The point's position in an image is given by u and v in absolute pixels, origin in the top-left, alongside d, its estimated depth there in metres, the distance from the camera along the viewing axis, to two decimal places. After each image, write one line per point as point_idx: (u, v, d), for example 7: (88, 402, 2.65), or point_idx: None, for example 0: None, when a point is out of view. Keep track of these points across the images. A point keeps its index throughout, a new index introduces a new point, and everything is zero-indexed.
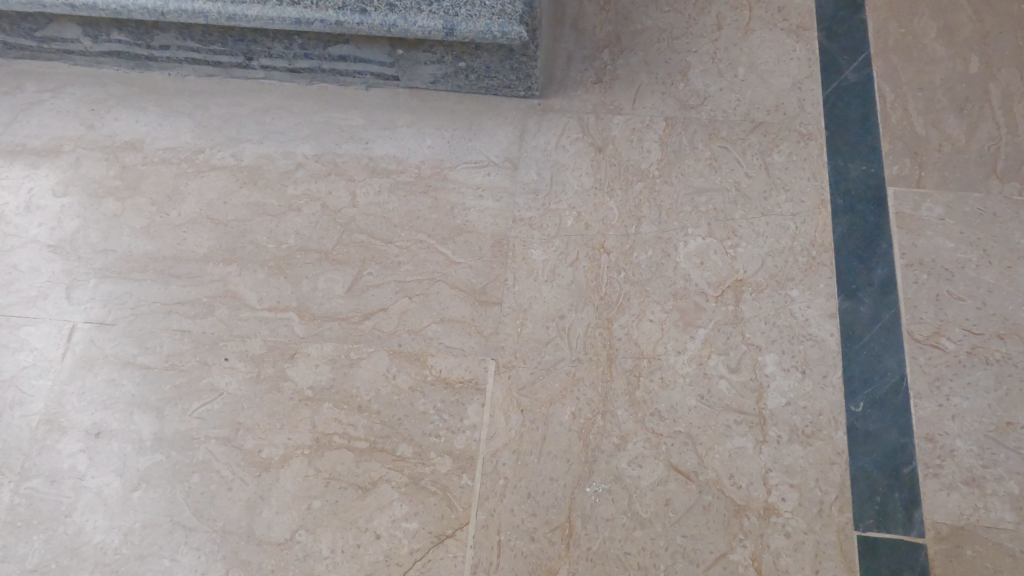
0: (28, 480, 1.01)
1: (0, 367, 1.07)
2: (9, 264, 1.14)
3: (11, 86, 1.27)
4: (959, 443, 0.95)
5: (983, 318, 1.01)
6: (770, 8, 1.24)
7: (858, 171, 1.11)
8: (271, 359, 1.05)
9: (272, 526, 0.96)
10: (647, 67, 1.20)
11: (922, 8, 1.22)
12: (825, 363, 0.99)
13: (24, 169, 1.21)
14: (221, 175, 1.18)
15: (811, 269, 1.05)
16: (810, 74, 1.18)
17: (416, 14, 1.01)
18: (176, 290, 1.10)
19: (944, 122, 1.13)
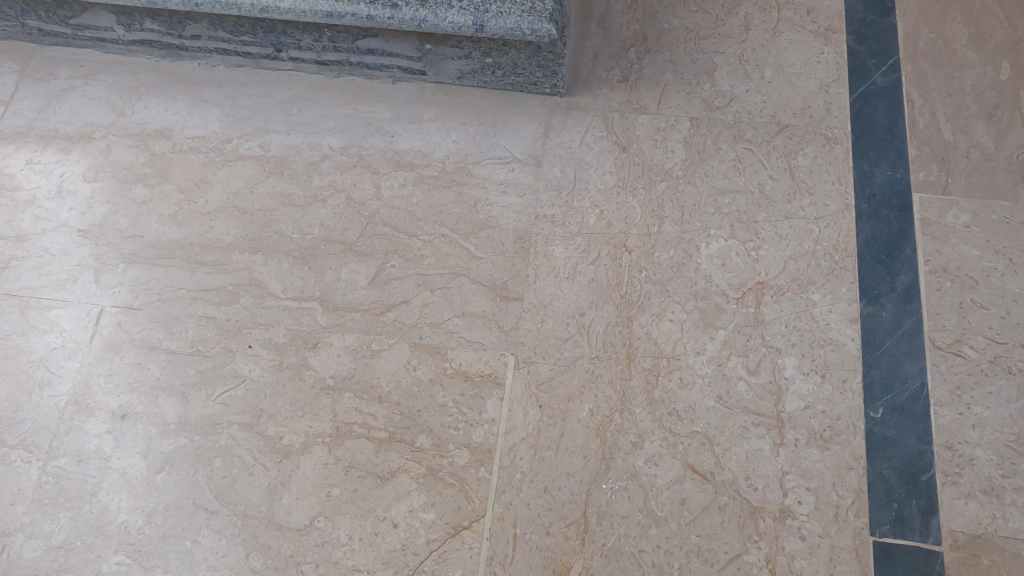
0: (55, 459, 1.03)
1: (30, 348, 1.10)
2: (40, 247, 1.16)
3: (45, 72, 1.29)
4: (978, 452, 0.94)
5: (1006, 328, 1.00)
6: (799, 10, 1.24)
7: (883, 176, 1.10)
8: (294, 348, 1.07)
9: (292, 511, 0.98)
10: (673, 67, 1.20)
11: (953, 13, 1.21)
12: (845, 368, 0.99)
13: (56, 154, 1.23)
14: (248, 165, 1.20)
15: (833, 273, 1.05)
16: (838, 77, 1.18)
17: (446, 10, 1.01)
18: (202, 277, 1.12)
19: (973, 128, 1.12)
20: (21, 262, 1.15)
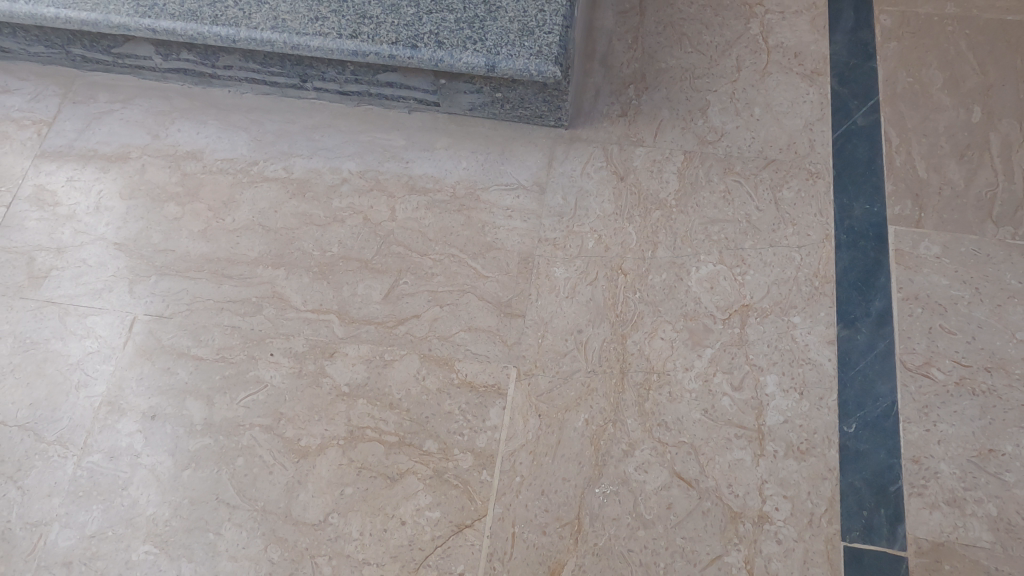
0: (89, 455, 1.11)
1: (68, 352, 1.18)
2: (79, 259, 1.25)
3: (86, 96, 1.39)
4: (943, 466, 1.02)
5: (971, 352, 1.08)
6: (787, 53, 1.33)
7: (861, 210, 1.19)
8: (312, 356, 1.15)
9: (308, 508, 1.06)
10: (669, 103, 1.30)
11: (930, 58, 1.30)
12: (821, 386, 1.07)
13: (95, 173, 1.32)
14: (273, 187, 1.29)
15: (813, 298, 1.13)
16: (821, 116, 1.27)
17: (461, 51, 1.11)
18: (229, 289, 1.21)
19: (945, 166, 1.21)
20: (61, 271, 1.24)
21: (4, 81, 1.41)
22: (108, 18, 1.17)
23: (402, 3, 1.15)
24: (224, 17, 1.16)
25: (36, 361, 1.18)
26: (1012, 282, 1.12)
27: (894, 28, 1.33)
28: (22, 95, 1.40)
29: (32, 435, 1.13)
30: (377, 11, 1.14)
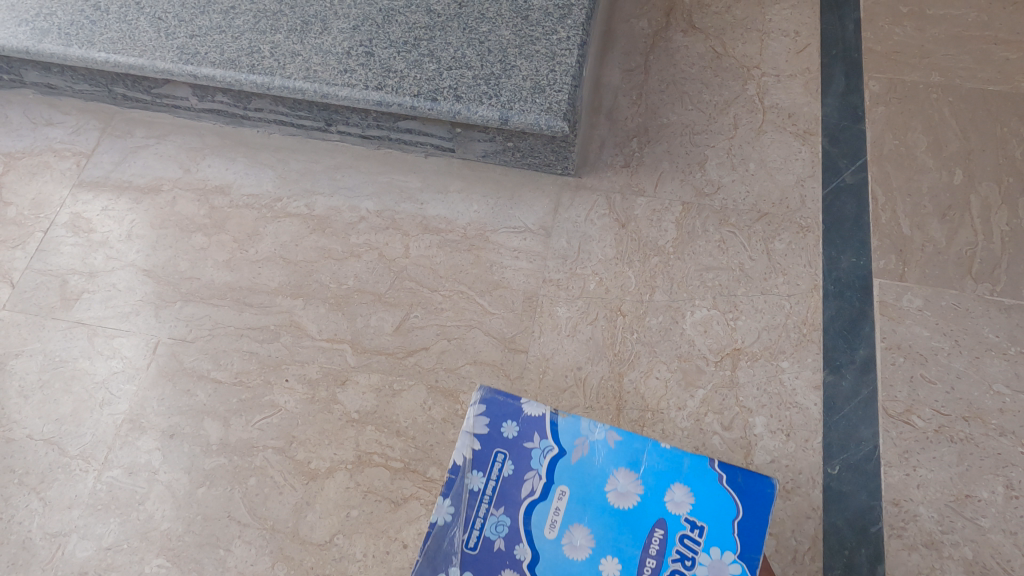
0: (109, 470, 1.17)
1: (95, 371, 1.25)
2: (109, 283, 1.33)
3: (123, 130, 1.48)
4: (921, 509, 1.07)
5: (950, 401, 1.14)
6: (782, 113, 1.42)
7: (849, 262, 1.26)
8: (325, 383, 1.22)
9: (314, 528, 1.11)
10: (669, 157, 1.38)
11: (915, 123, 1.39)
12: (807, 429, 1.13)
13: (128, 203, 1.41)
14: (295, 222, 1.37)
15: (800, 344, 1.20)
16: (813, 173, 1.35)
17: (477, 105, 1.20)
18: (249, 317, 1.28)
19: (928, 225, 1.29)
20: (92, 294, 1.32)
21: (48, 114, 1.50)
22: (153, 64, 1.27)
23: (424, 59, 1.24)
24: (261, 66, 1.25)
25: (64, 378, 1.25)
26: (990, 335, 1.19)
27: (882, 93, 1.42)
28: (64, 128, 1.49)
29: (57, 449, 1.19)
30: (401, 65, 1.24)
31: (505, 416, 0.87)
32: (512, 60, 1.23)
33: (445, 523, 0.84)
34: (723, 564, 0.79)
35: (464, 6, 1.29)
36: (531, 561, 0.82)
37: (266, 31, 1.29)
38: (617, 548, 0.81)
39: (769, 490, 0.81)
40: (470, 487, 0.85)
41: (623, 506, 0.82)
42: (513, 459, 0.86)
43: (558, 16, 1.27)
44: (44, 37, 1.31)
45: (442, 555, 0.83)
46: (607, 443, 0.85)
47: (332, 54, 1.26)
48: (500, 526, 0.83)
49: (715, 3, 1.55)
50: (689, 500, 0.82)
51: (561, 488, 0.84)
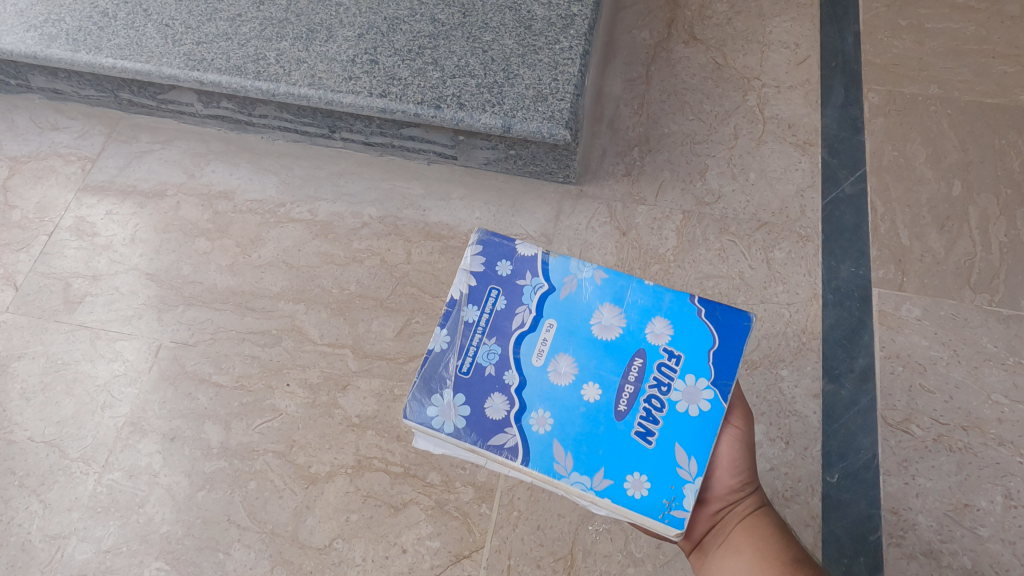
0: (109, 473, 1.18)
1: (96, 374, 1.26)
2: (112, 286, 1.33)
3: (128, 135, 1.49)
4: (920, 518, 1.08)
5: (949, 411, 1.14)
6: (782, 123, 1.43)
7: (848, 272, 1.27)
8: (326, 388, 1.22)
9: (314, 532, 1.12)
10: (670, 166, 1.39)
11: (914, 134, 1.40)
12: (806, 437, 1.14)
13: (133, 207, 1.42)
14: (297, 227, 1.38)
15: (800, 352, 1.20)
16: (812, 183, 1.36)
17: (480, 113, 1.21)
18: (251, 321, 1.29)
19: (927, 235, 1.29)
20: (94, 298, 1.33)
21: (54, 119, 1.52)
22: (160, 70, 1.29)
23: (428, 67, 1.25)
24: (266, 73, 1.27)
25: (65, 380, 1.25)
26: (988, 346, 1.19)
27: (881, 105, 1.43)
28: (69, 132, 1.50)
29: (57, 451, 1.20)
30: (405, 73, 1.25)
31: (501, 256, 0.81)
32: (515, 69, 1.25)
33: (442, 349, 0.77)
34: (696, 390, 0.76)
35: (468, 16, 1.30)
36: (520, 386, 0.76)
37: (272, 38, 1.30)
38: (599, 375, 0.76)
39: (745, 325, 0.78)
40: (464, 320, 0.78)
41: (607, 337, 0.78)
42: (507, 295, 0.79)
43: (561, 26, 1.28)
44: (52, 43, 1.32)
45: (437, 378, 0.76)
46: (593, 282, 0.80)
47: (337, 61, 1.27)
48: (492, 354, 0.77)
49: (717, 14, 1.56)
50: (668, 331, 0.78)
51: (549, 321, 0.78)
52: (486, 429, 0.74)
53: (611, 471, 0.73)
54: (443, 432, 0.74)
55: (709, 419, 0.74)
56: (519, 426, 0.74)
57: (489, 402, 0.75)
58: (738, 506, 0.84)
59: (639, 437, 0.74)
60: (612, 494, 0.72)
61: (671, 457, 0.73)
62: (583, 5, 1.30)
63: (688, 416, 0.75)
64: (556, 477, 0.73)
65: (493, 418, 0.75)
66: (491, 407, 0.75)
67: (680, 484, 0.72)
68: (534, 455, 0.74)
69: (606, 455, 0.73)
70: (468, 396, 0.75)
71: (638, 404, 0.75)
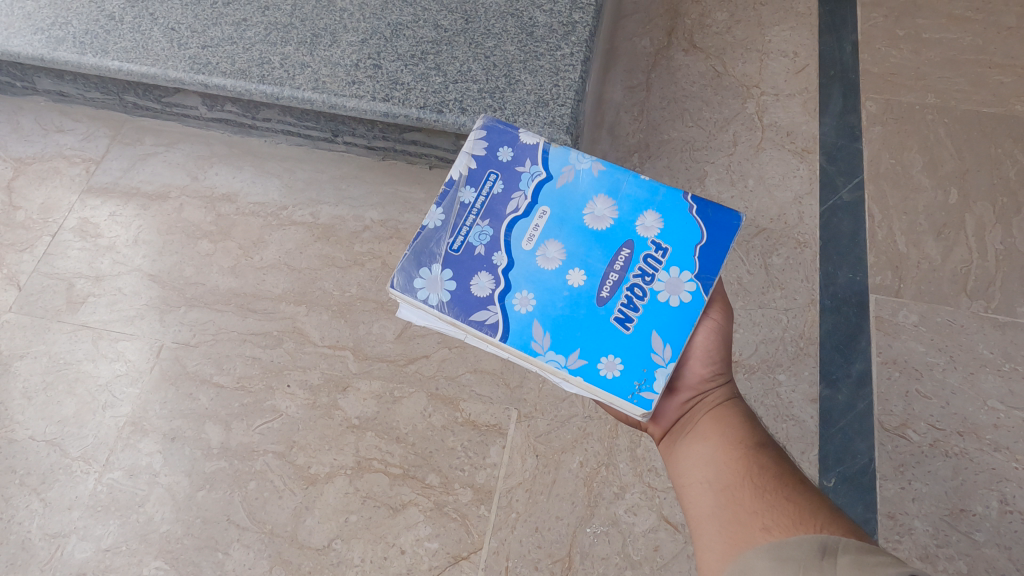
0: (110, 472, 1.18)
1: (98, 374, 1.26)
2: (115, 287, 1.34)
3: (133, 138, 1.51)
4: (916, 522, 1.08)
5: (945, 416, 1.15)
6: (781, 131, 1.44)
7: (845, 278, 1.28)
8: (326, 390, 1.23)
9: (313, 533, 1.12)
10: (669, 172, 1.41)
11: (912, 143, 1.41)
12: (803, 441, 1.15)
13: (136, 209, 1.43)
14: (300, 230, 1.39)
15: (797, 358, 1.22)
16: (810, 191, 1.38)
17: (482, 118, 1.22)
18: (252, 323, 1.30)
19: (924, 242, 1.30)
20: (97, 298, 1.33)
21: (59, 121, 1.53)
22: (165, 73, 1.30)
23: (431, 72, 1.27)
24: (271, 77, 1.28)
25: (67, 380, 1.26)
26: (984, 352, 1.20)
27: (879, 113, 1.45)
28: (74, 134, 1.51)
29: (58, 450, 1.20)
30: (408, 78, 1.26)
31: (504, 142, 0.82)
32: (516, 75, 1.26)
33: (435, 227, 0.78)
34: (679, 282, 0.76)
35: (471, 22, 1.31)
36: (508, 267, 0.77)
37: (277, 43, 1.31)
38: (585, 262, 0.77)
39: (735, 225, 0.78)
40: (461, 201, 0.79)
41: (597, 227, 0.78)
42: (505, 179, 0.80)
43: (562, 33, 1.30)
44: (59, 46, 1.34)
45: (428, 253, 0.77)
46: (590, 173, 0.81)
47: (340, 65, 1.29)
48: (484, 235, 0.78)
49: (716, 22, 1.58)
50: (658, 225, 0.78)
51: (543, 209, 0.79)
52: (470, 304, 0.75)
53: (586, 352, 0.73)
54: (429, 305, 0.75)
55: (689, 310, 0.74)
56: (502, 304, 0.75)
57: (476, 279, 0.76)
58: (708, 393, 0.81)
59: (618, 322, 0.74)
60: (585, 373, 0.73)
61: (647, 344, 0.73)
62: (584, 12, 1.32)
63: (668, 306, 0.75)
64: (531, 354, 0.74)
65: (478, 294, 0.75)
66: (477, 284, 0.76)
67: (653, 367, 0.73)
68: (513, 333, 0.74)
69: (583, 337, 0.74)
70: (456, 272, 0.76)
71: (621, 291, 0.75)
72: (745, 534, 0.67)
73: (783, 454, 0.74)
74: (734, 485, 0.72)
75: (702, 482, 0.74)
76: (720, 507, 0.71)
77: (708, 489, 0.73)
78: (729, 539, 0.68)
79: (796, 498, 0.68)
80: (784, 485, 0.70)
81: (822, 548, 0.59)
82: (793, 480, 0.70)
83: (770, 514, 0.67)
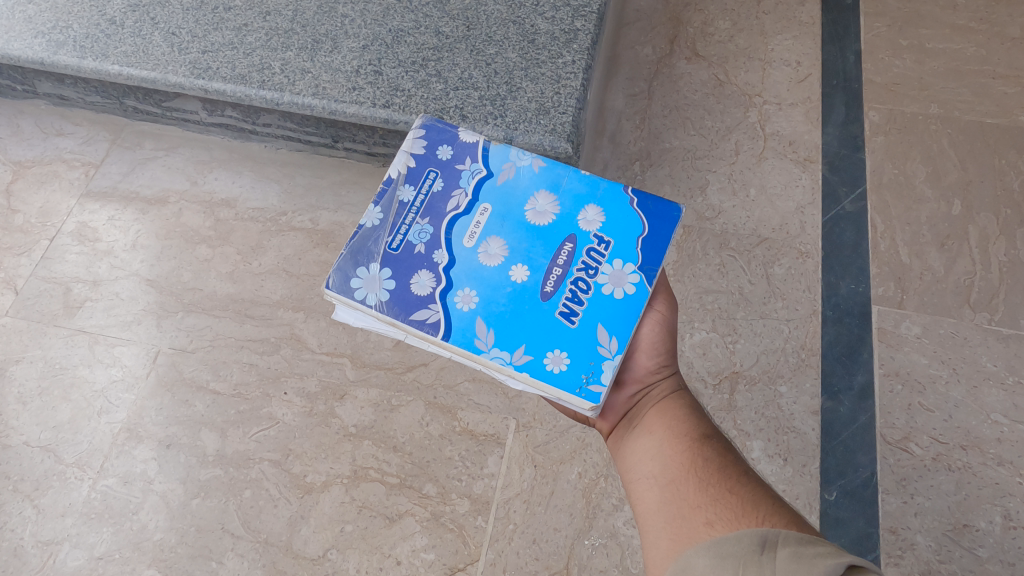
0: (104, 479, 1.17)
1: (94, 379, 1.25)
2: (112, 292, 1.34)
3: (132, 142, 1.50)
4: (919, 537, 1.07)
5: (948, 430, 1.14)
6: (783, 140, 1.43)
7: (847, 289, 1.27)
8: (323, 397, 1.22)
9: (308, 542, 1.11)
10: (671, 180, 1.40)
11: (915, 153, 1.40)
12: (804, 454, 1.14)
13: (135, 213, 1.42)
14: (299, 236, 1.38)
15: (799, 369, 1.21)
16: (813, 200, 1.37)
17: (482, 125, 1.22)
18: (250, 329, 1.29)
19: (927, 253, 1.30)
20: (94, 303, 1.33)
21: (59, 124, 1.53)
22: (165, 77, 1.30)
23: (432, 79, 1.26)
24: (271, 82, 1.27)
25: (63, 385, 1.25)
26: (988, 365, 1.19)
27: (881, 123, 1.44)
28: (74, 138, 1.51)
29: (52, 456, 1.19)
30: (409, 85, 1.26)
31: (443, 141, 0.81)
32: (518, 82, 1.25)
33: (374, 226, 0.76)
34: (623, 274, 0.74)
35: (472, 29, 1.31)
36: (448, 264, 0.75)
37: (278, 48, 1.31)
38: (528, 257, 0.75)
39: (676, 216, 0.77)
40: (400, 199, 0.77)
41: (538, 223, 0.77)
42: (444, 178, 0.79)
43: (563, 41, 1.29)
44: (59, 49, 1.33)
45: (366, 252, 0.74)
46: (531, 169, 0.80)
47: (341, 71, 1.28)
48: (423, 233, 0.76)
49: (718, 31, 1.58)
50: (600, 218, 0.77)
51: (483, 206, 0.78)
52: (410, 303, 0.73)
53: (531, 348, 0.71)
54: (366, 305, 0.72)
55: (634, 302, 0.73)
56: (443, 302, 0.73)
57: (416, 277, 0.74)
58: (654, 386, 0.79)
59: (562, 316, 0.72)
60: (531, 369, 0.71)
61: (593, 337, 0.72)
62: (586, 20, 1.31)
63: (613, 298, 0.73)
64: (475, 352, 0.72)
65: (418, 293, 0.73)
66: (417, 283, 0.74)
67: (600, 360, 0.71)
68: (455, 330, 0.72)
69: (527, 333, 0.72)
70: (395, 271, 0.74)
71: (564, 285, 0.74)
72: (689, 530, 0.65)
73: (729, 445, 0.73)
74: (679, 479, 0.70)
75: (647, 476, 0.72)
76: (665, 501, 0.69)
77: (655, 484, 0.71)
78: (674, 534, 0.66)
79: (739, 489, 0.66)
80: (728, 477, 0.68)
81: (763, 541, 0.57)
82: (737, 472, 0.69)
83: (714, 507, 0.65)
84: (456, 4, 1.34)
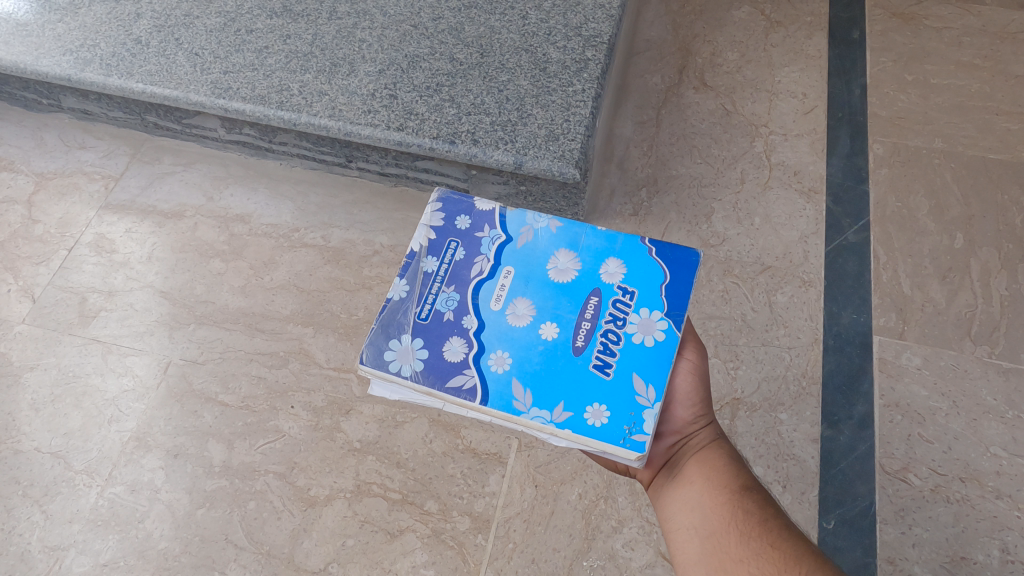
0: (112, 486, 1.19)
1: (106, 388, 1.28)
2: (127, 303, 1.37)
3: (152, 157, 1.54)
4: (916, 568, 1.08)
5: (947, 461, 1.15)
6: (788, 170, 1.46)
7: (849, 318, 1.29)
8: (329, 412, 1.24)
9: (310, 555, 1.13)
10: (677, 207, 1.43)
11: (918, 186, 1.42)
12: (803, 481, 1.15)
13: (151, 226, 1.45)
14: (310, 252, 1.41)
15: (799, 397, 1.22)
16: (816, 230, 1.39)
17: (493, 150, 1.25)
18: (260, 343, 1.31)
19: (928, 286, 1.31)
20: (109, 313, 1.36)
21: (81, 138, 1.57)
22: (187, 96, 1.34)
23: (445, 104, 1.30)
24: (289, 103, 1.31)
25: (75, 393, 1.28)
26: (988, 398, 1.20)
27: (886, 156, 1.47)
28: (96, 152, 1.55)
29: (62, 463, 1.21)
30: (423, 109, 1.29)
31: (460, 211, 0.83)
32: (528, 108, 1.29)
33: (401, 298, 0.78)
34: (651, 323, 0.77)
35: (486, 56, 1.35)
36: (478, 329, 0.76)
37: (297, 70, 1.35)
38: (556, 314, 0.77)
39: (695, 261, 0.81)
40: (423, 270, 0.80)
41: (562, 280, 0.79)
42: (466, 246, 0.81)
43: (574, 70, 1.33)
44: (86, 67, 1.38)
45: (395, 324, 0.76)
46: (548, 231, 0.82)
47: (357, 95, 1.32)
48: (451, 301, 0.78)
49: (726, 62, 1.61)
50: (621, 270, 0.79)
51: (506, 269, 0.80)
52: (445, 371, 0.74)
53: (570, 404, 0.73)
54: (402, 376, 0.74)
55: (664, 349, 0.75)
56: (478, 366, 0.74)
57: (448, 345, 0.75)
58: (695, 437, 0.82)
59: (597, 369, 0.74)
60: (572, 425, 0.72)
61: (629, 387, 0.73)
62: (597, 50, 1.35)
63: (644, 346, 0.75)
64: (515, 414, 0.72)
65: (452, 360, 0.75)
66: (450, 350, 0.75)
67: (641, 410, 0.72)
68: (493, 395, 0.73)
69: (564, 390, 0.73)
70: (427, 340, 0.76)
71: (595, 339, 0.76)
72: None
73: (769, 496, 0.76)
74: (721, 533, 0.73)
75: (689, 528, 0.76)
76: (707, 555, 0.73)
77: (696, 536, 0.75)
78: None
79: (781, 544, 0.70)
80: (769, 531, 0.72)
81: None
82: (778, 526, 0.72)
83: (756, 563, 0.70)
84: (471, 31, 1.38)
